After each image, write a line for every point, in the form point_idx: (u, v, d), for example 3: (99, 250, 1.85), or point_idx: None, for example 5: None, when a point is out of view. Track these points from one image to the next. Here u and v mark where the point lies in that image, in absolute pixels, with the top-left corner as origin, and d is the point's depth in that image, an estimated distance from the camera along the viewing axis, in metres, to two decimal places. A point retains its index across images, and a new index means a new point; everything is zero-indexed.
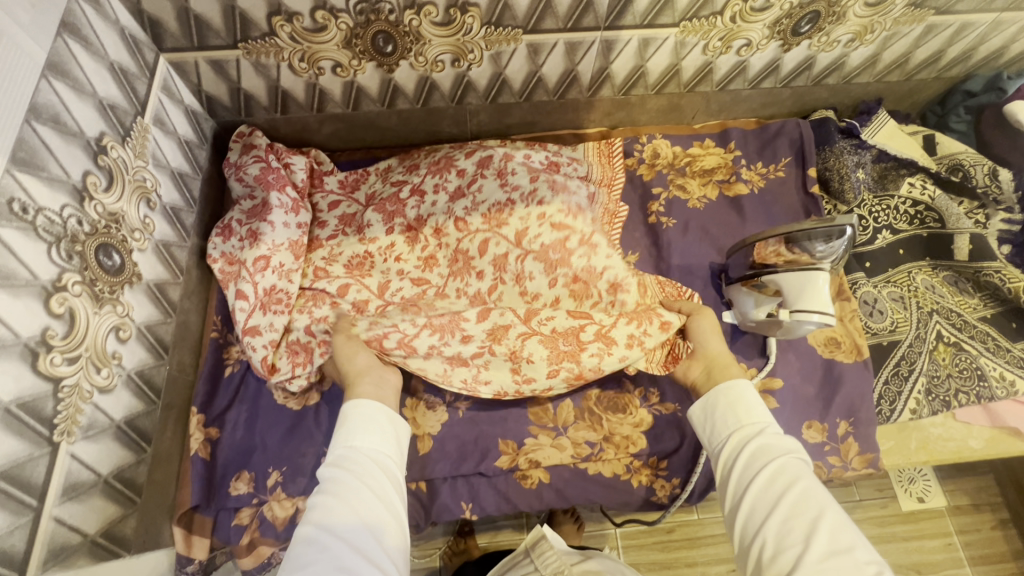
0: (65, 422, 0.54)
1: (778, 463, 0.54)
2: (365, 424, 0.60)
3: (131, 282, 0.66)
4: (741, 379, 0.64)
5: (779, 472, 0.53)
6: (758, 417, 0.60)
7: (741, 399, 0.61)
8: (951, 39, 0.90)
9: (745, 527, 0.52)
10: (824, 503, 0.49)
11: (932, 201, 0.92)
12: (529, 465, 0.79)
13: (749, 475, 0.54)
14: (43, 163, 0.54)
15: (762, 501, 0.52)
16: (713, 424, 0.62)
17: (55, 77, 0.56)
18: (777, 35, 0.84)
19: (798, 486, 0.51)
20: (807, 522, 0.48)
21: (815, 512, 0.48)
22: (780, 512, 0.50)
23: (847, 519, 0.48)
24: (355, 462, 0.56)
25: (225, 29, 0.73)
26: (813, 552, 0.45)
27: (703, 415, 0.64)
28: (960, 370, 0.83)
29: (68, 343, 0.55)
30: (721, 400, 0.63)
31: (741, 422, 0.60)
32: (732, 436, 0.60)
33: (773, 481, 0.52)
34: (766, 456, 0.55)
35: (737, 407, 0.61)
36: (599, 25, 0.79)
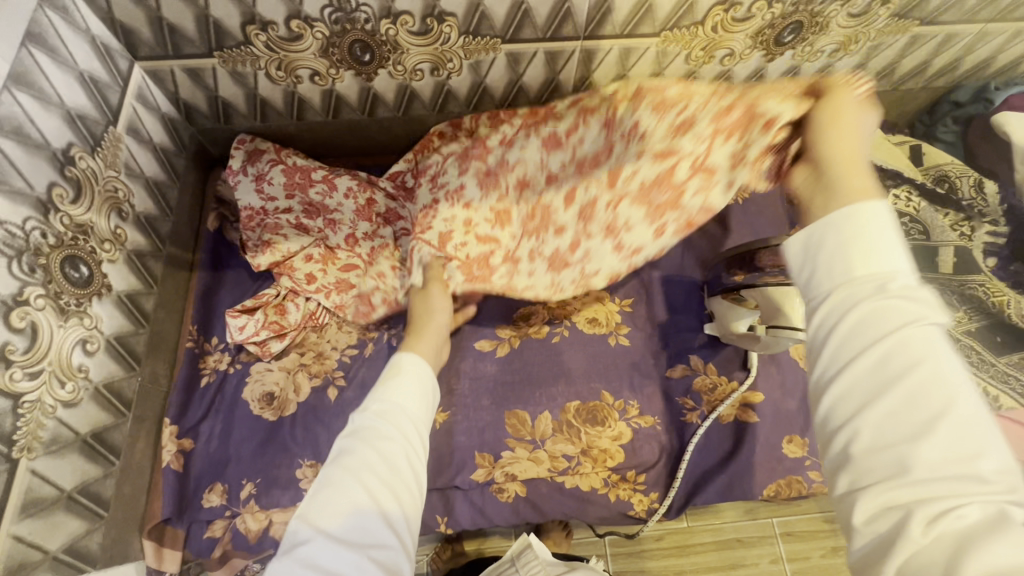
0: (25, 438, 0.53)
1: (899, 333, 0.33)
2: (411, 379, 0.55)
3: (100, 294, 0.65)
4: (877, 202, 0.37)
5: (896, 345, 0.33)
6: (888, 253, 0.35)
7: (864, 232, 0.36)
8: (938, 49, 0.89)
9: (830, 410, 0.34)
10: (953, 395, 0.32)
11: (917, 213, 0.91)
12: (505, 479, 0.78)
13: (845, 343, 0.35)
14: (5, 176, 0.53)
15: (856, 391, 0.34)
16: (817, 260, 0.38)
17: (18, 88, 0.55)
18: (760, 45, 0.83)
19: (920, 369, 0.32)
20: (925, 422, 0.31)
21: (939, 408, 0.31)
22: (884, 407, 0.32)
23: (979, 419, 0.31)
24: (395, 418, 0.50)
25: (199, 38, 0.72)
26: (924, 460, 0.30)
27: (803, 249, 0.39)
28: None
29: (30, 358, 0.54)
30: (833, 233, 0.37)
31: (852, 266, 0.36)
32: (839, 287, 0.36)
33: (885, 359, 0.33)
34: (883, 320, 0.33)
35: (851, 242, 0.36)
36: (579, 34, 0.78)
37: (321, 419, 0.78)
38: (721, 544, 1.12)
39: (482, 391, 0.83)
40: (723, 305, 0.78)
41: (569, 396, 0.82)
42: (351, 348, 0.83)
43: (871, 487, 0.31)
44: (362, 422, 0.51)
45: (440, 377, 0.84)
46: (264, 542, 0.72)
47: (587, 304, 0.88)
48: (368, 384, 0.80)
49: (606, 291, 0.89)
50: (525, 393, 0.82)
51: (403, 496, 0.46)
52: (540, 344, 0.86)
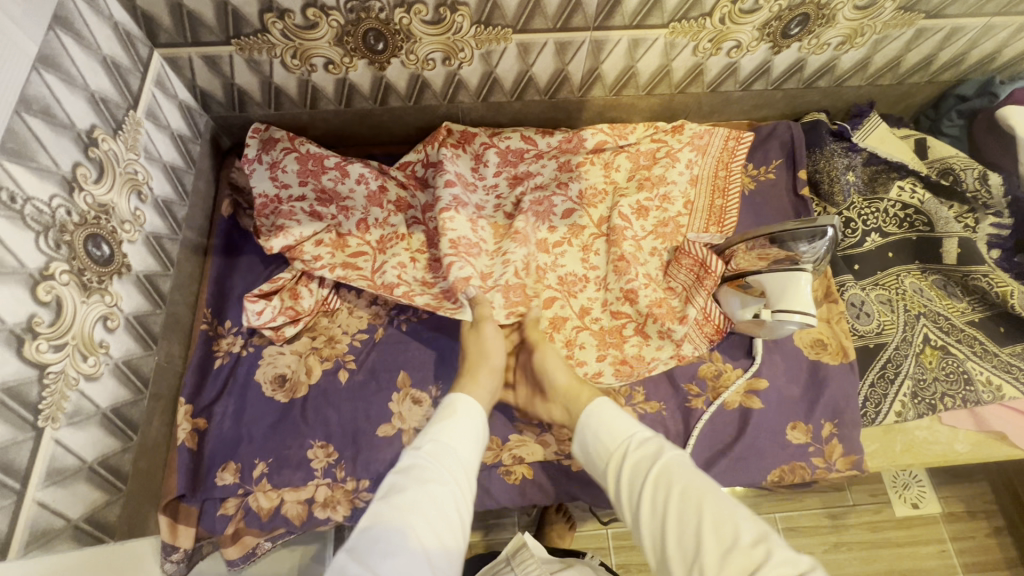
0: (49, 407, 0.55)
1: (653, 470, 0.53)
2: (463, 427, 0.60)
3: (120, 273, 0.67)
4: (603, 398, 0.65)
5: (655, 480, 0.52)
6: (624, 425, 0.60)
7: (605, 417, 0.61)
8: (943, 43, 0.90)
9: (656, 556, 0.50)
10: (709, 494, 0.49)
11: (922, 204, 0.91)
12: (513, 461, 0.80)
13: (633, 499, 0.54)
14: (33, 154, 0.55)
15: (656, 526, 0.50)
16: (591, 459, 0.61)
17: (46, 69, 0.57)
18: (767, 38, 0.84)
19: (676, 488, 0.50)
20: (695, 524, 0.47)
21: (696, 513, 0.48)
22: (672, 527, 0.49)
23: (728, 504, 0.48)
24: (449, 463, 0.55)
25: (218, 26, 0.74)
26: (709, 558, 0.44)
27: (579, 445, 0.63)
28: (946, 374, 0.84)
29: (54, 331, 0.56)
30: (589, 426, 0.62)
31: (610, 445, 0.58)
32: (607, 460, 0.58)
33: (654, 488, 0.52)
34: (642, 469, 0.54)
35: (604, 428, 0.60)
36: (588, 25, 0.79)
37: (332, 402, 0.80)
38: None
39: None
40: (728, 293, 0.77)
41: None
42: (361, 332, 0.86)
43: None
44: (415, 462, 0.55)
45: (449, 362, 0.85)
46: (276, 519, 0.74)
47: None
48: (378, 369, 0.83)
49: None
50: None
51: (449, 535, 0.51)
52: None
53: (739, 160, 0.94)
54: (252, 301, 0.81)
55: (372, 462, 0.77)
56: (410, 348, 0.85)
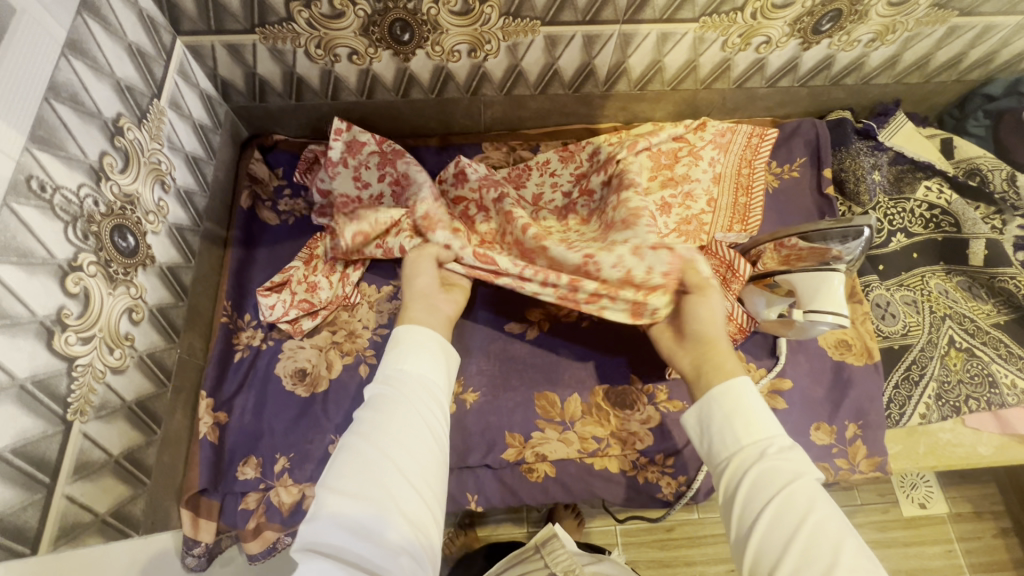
0: (78, 401, 0.54)
1: (789, 488, 0.50)
2: (415, 349, 0.59)
3: (145, 265, 0.66)
4: (743, 379, 0.58)
5: (787, 499, 0.49)
6: (763, 426, 0.55)
7: (740, 410, 0.56)
8: (973, 41, 0.89)
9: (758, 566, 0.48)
10: (840, 538, 0.46)
11: (949, 204, 0.91)
12: (536, 459, 0.79)
13: (753, 501, 0.51)
14: (62, 142, 0.54)
15: (770, 543, 0.48)
16: (711, 443, 0.57)
17: (73, 55, 0.56)
18: (798, 33, 0.83)
19: (812, 517, 0.48)
20: (826, 559, 0.45)
21: (831, 551, 0.45)
22: (792, 556, 0.46)
23: (864, 558, 0.45)
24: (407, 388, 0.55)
25: (243, 13, 0.73)
26: None
27: (697, 419, 0.60)
28: (970, 377, 0.83)
29: (83, 323, 0.55)
30: (717, 409, 0.57)
31: (740, 440, 0.55)
32: (734, 454, 0.55)
33: (783, 506, 0.49)
34: (774, 480, 0.51)
35: (735, 419, 0.56)
36: (618, 18, 0.78)
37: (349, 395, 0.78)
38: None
39: (512, 372, 0.83)
40: (752, 292, 0.75)
41: (598, 379, 0.83)
42: (380, 327, 0.83)
43: None
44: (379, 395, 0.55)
45: (469, 358, 0.84)
46: (297, 516, 0.72)
47: None
48: None
49: None
50: (556, 374, 0.83)
51: (420, 450, 0.51)
52: (569, 328, 0.86)
53: (763, 159, 0.93)
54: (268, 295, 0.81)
55: None
56: None
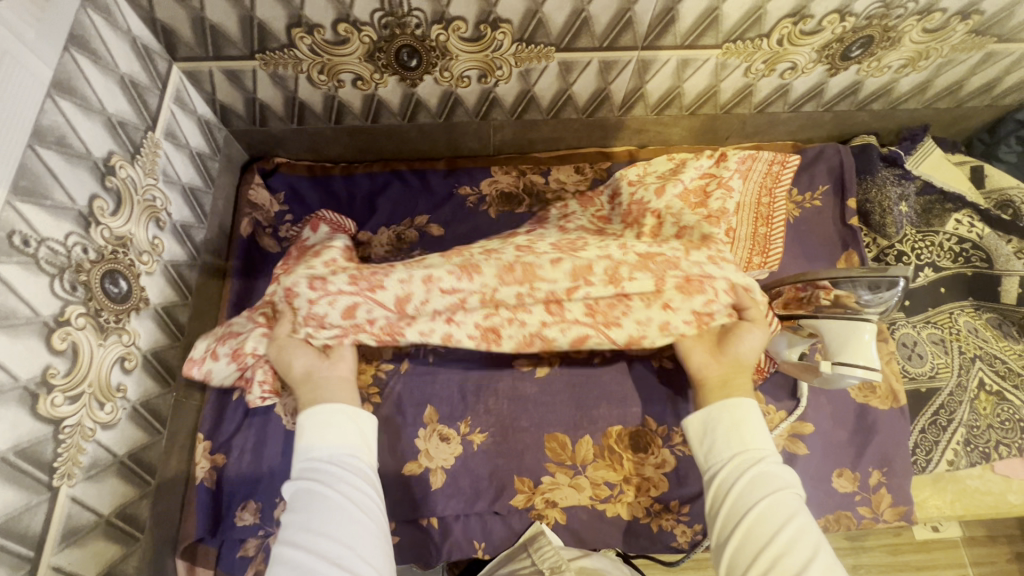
0: (65, 464, 0.51)
1: (772, 496, 0.53)
2: (335, 427, 0.58)
3: (138, 309, 0.63)
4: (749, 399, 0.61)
5: (770, 506, 0.52)
6: (757, 437, 0.58)
7: (745, 420, 0.59)
8: (1010, 67, 0.84)
9: (735, 561, 0.51)
10: (818, 545, 0.49)
11: (980, 239, 0.86)
12: (546, 505, 0.76)
13: (741, 502, 0.54)
14: (47, 191, 0.50)
15: (751, 542, 0.50)
16: (709, 448, 0.60)
17: (61, 95, 0.52)
18: (825, 60, 0.79)
19: (794, 520, 0.51)
20: (803, 556, 0.48)
21: (808, 552, 0.48)
22: (773, 552, 0.49)
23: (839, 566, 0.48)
24: (328, 480, 0.53)
25: (242, 40, 0.69)
26: None
27: (699, 424, 0.62)
28: (1001, 421, 0.79)
29: (70, 381, 0.52)
30: (721, 420, 0.60)
31: (741, 445, 0.58)
32: (730, 458, 0.57)
33: (767, 512, 0.52)
34: (763, 485, 0.54)
35: (740, 427, 0.59)
36: (636, 44, 0.74)
37: None
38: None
39: (521, 412, 0.79)
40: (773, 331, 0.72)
41: (610, 420, 0.79)
42: (386, 362, 0.82)
43: None
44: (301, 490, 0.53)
45: (477, 396, 0.80)
46: None
47: None
48: (404, 403, 0.79)
49: None
50: (567, 414, 0.79)
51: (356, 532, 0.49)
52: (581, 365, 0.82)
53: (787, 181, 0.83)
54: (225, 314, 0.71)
55: (398, 504, 0.75)
56: (437, 379, 0.80)
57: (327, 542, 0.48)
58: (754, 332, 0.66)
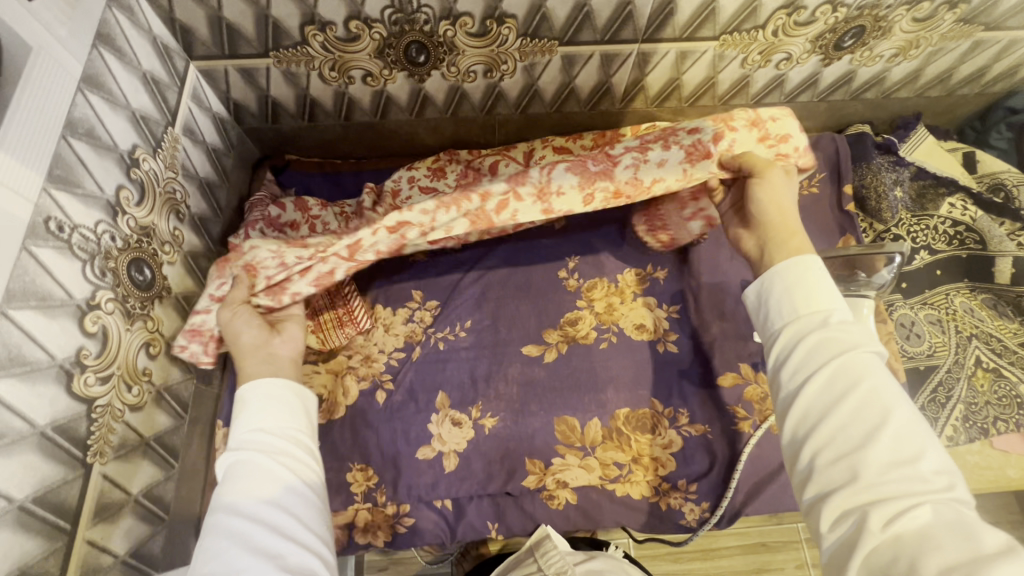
0: (98, 442, 0.53)
1: (846, 356, 0.47)
2: (260, 406, 0.54)
3: (161, 296, 0.65)
4: (810, 255, 0.54)
5: (842, 369, 0.46)
6: (825, 298, 0.51)
7: (803, 279, 0.52)
8: (998, 55, 0.87)
9: (796, 429, 0.47)
10: (891, 406, 0.44)
11: (973, 221, 0.89)
12: (556, 486, 0.77)
13: (804, 369, 0.48)
14: (78, 179, 0.53)
15: (812, 413, 0.46)
16: (765, 313, 0.54)
17: (90, 89, 0.55)
18: (819, 50, 0.82)
19: (863, 386, 0.45)
20: (870, 427, 0.43)
21: (878, 418, 0.43)
22: (834, 425, 0.45)
23: (914, 422, 0.43)
24: (250, 438, 0.52)
25: (257, 38, 0.71)
26: (868, 467, 0.42)
27: (756, 295, 0.56)
28: (998, 398, 0.81)
29: (101, 363, 0.54)
30: (778, 283, 0.53)
31: (798, 311, 0.51)
32: (790, 324, 0.51)
33: (835, 376, 0.46)
34: (832, 350, 0.48)
35: (800, 289, 0.52)
36: (637, 38, 0.77)
37: (370, 422, 0.80)
38: (746, 547, 1.08)
39: (531, 397, 0.81)
40: None
41: (618, 403, 0.81)
42: (398, 351, 0.85)
43: (838, 489, 0.42)
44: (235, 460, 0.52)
45: (487, 382, 0.82)
46: None
47: (634, 310, 0.88)
48: (416, 390, 0.82)
49: (654, 297, 0.89)
50: (574, 398, 0.81)
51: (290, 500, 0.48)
52: (587, 350, 0.84)
53: None
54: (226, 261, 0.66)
55: (412, 487, 0.77)
56: (448, 366, 0.83)
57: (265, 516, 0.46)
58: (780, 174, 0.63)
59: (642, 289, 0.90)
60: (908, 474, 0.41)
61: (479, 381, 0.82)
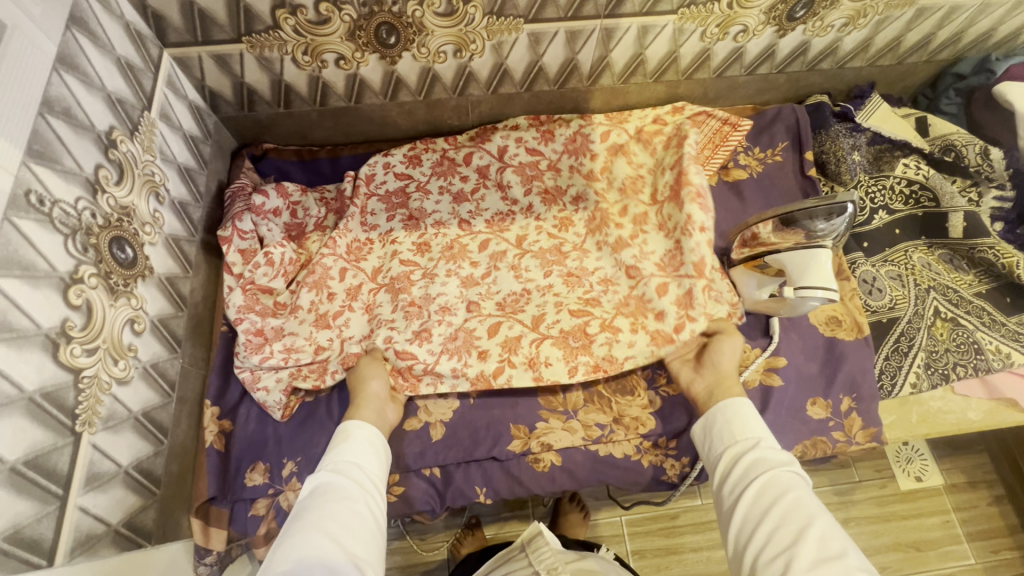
0: (86, 412, 0.54)
1: (770, 475, 0.57)
2: (361, 444, 0.63)
3: (144, 276, 0.66)
4: (740, 398, 0.68)
5: (770, 483, 0.56)
6: (754, 430, 0.63)
7: (736, 415, 0.65)
8: (941, 22, 0.92)
9: (739, 536, 0.55)
10: (812, 512, 0.52)
11: (927, 179, 0.94)
12: (541, 449, 0.79)
13: (741, 484, 0.59)
14: (57, 156, 0.54)
15: (750, 519, 0.55)
16: (710, 442, 0.67)
17: (65, 70, 0.56)
18: (773, 21, 0.86)
19: (787, 496, 0.54)
20: (796, 529, 0.51)
21: (801, 522, 0.52)
22: (768, 525, 0.53)
23: (834, 527, 0.51)
24: (349, 470, 0.59)
25: (229, 23, 0.73)
26: (799, 557, 0.49)
27: (703, 433, 0.69)
28: (957, 345, 0.85)
29: (87, 334, 0.55)
30: (719, 418, 0.67)
31: (735, 438, 0.64)
32: (727, 450, 0.63)
33: (766, 489, 0.56)
34: (759, 467, 0.59)
35: (733, 422, 0.65)
36: (599, 13, 0.80)
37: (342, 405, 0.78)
38: None
39: None
40: (743, 273, 0.80)
41: None
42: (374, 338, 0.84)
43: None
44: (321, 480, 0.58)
45: None
46: None
47: None
48: None
49: None
50: None
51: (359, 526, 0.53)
52: None
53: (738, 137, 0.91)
54: (243, 358, 0.77)
55: (400, 457, 0.78)
56: None
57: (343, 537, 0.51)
58: (727, 343, 0.76)
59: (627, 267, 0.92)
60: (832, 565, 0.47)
61: None
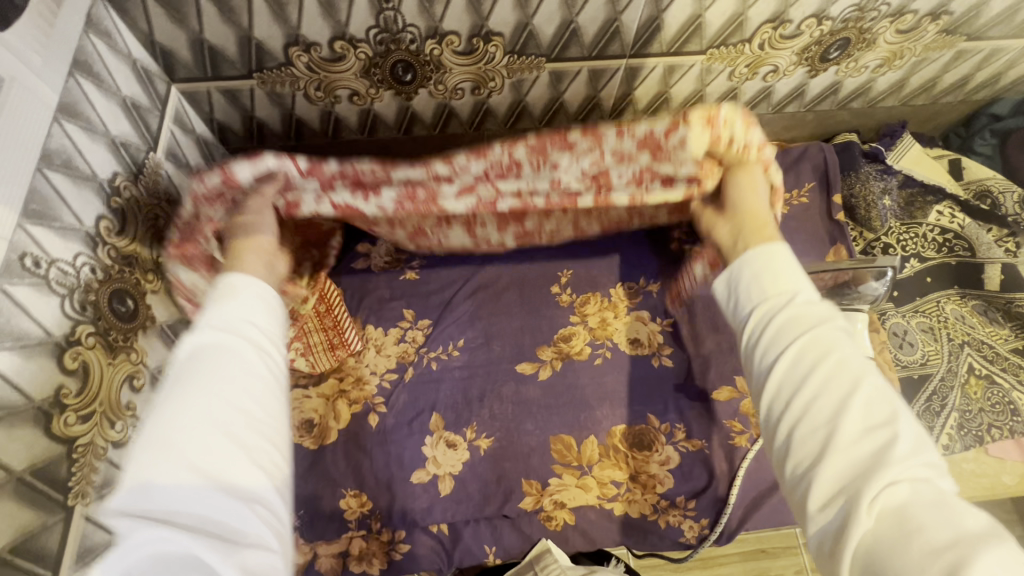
0: (79, 483, 0.51)
1: (814, 333, 0.39)
2: (247, 298, 0.42)
3: (145, 327, 0.63)
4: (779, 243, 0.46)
5: (808, 344, 0.39)
6: (793, 277, 0.44)
7: (773, 261, 0.44)
8: (980, 64, 0.88)
9: (770, 410, 0.40)
10: (861, 373, 0.37)
11: (962, 229, 0.91)
12: (554, 506, 0.76)
13: (775, 347, 0.41)
14: (56, 213, 0.51)
15: (786, 388, 0.39)
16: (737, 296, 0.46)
17: (66, 119, 0.53)
18: (805, 62, 0.82)
19: (834, 360, 0.38)
20: (841, 400, 0.36)
21: (849, 390, 0.36)
22: (804, 399, 0.38)
23: (889, 393, 0.37)
24: (226, 328, 0.40)
25: (241, 61, 0.70)
26: (845, 445, 0.35)
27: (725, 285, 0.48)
28: (992, 405, 0.81)
29: (82, 400, 0.52)
30: (749, 270, 0.46)
31: (772, 288, 0.43)
32: (760, 304, 0.43)
33: (804, 358, 0.39)
34: (803, 323, 0.40)
35: (772, 269, 0.44)
36: (624, 53, 0.76)
37: (363, 447, 0.78)
38: (746, 556, 1.02)
39: (525, 416, 0.80)
40: None
41: (614, 419, 0.80)
42: (390, 372, 0.83)
43: (813, 472, 0.35)
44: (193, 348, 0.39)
45: (481, 402, 0.81)
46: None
47: (628, 323, 0.86)
48: (409, 414, 0.80)
49: (647, 311, 0.87)
50: (570, 414, 0.80)
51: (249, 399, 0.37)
52: (583, 367, 0.83)
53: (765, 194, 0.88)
54: None
55: (407, 511, 0.75)
56: (442, 387, 0.82)
57: (227, 426, 0.36)
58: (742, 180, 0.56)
59: (635, 303, 0.88)
60: (886, 448, 0.34)
61: (473, 402, 0.81)
